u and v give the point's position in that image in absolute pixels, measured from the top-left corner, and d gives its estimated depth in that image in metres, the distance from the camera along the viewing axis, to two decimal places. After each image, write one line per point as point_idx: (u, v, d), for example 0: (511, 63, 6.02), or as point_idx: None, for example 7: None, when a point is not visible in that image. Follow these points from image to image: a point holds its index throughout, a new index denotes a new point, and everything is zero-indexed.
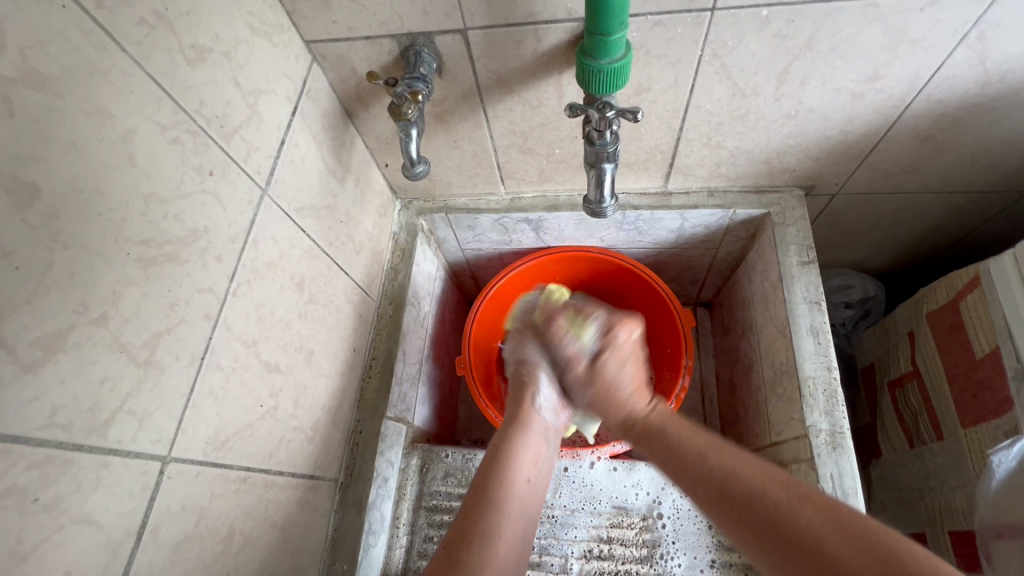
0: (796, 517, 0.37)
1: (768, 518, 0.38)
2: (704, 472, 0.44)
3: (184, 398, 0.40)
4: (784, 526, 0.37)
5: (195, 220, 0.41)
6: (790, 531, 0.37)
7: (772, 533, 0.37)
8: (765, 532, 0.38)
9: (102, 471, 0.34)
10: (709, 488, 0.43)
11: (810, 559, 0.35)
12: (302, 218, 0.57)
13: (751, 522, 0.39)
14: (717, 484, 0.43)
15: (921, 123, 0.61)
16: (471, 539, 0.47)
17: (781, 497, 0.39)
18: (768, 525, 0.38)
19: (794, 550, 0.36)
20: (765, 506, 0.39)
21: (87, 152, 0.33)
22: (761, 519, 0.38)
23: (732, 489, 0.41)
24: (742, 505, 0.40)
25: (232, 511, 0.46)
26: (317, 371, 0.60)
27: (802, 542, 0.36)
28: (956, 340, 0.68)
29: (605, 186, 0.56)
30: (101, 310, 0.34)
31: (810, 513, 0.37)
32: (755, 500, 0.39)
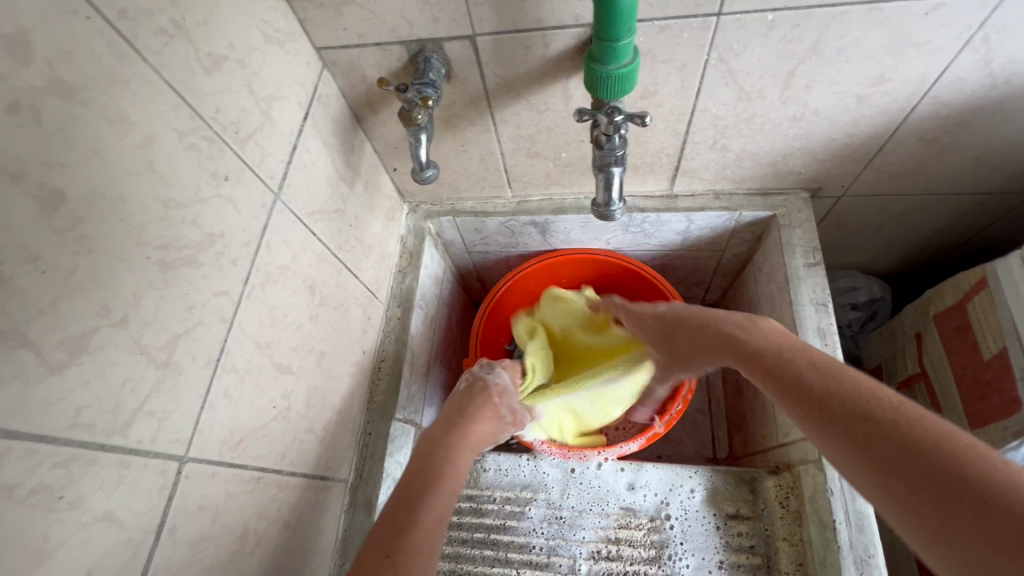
0: (911, 432, 0.30)
1: (866, 421, 0.32)
2: (799, 376, 0.37)
3: (200, 399, 0.41)
4: (889, 431, 0.31)
5: (211, 224, 0.42)
6: (900, 444, 0.30)
7: (867, 441, 0.31)
8: (861, 436, 0.32)
9: (123, 470, 0.35)
10: (806, 397, 0.36)
11: (920, 475, 0.28)
12: (313, 222, 0.58)
13: (847, 428, 0.32)
14: (814, 391, 0.36)
15: (927, 125, 0.62)
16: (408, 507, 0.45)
17: (904, 414, 0.31)
18: (868, 429, 0.31)
19: (897, 457, 0.30)
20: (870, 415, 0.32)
21: (110, 159, 0.34)
22: (858, 419, 0.32)
23: (835, 397, 0.34)
24: (845, 414, 0.33)
25: (246, 511, 0.47)
26: (328, 373, 0.61)
27: (911, 454, 0.29)
28: (964, 341, 0.68)
29: (613, 190, 0.57)
30: (122, 313, 0.35)
31: (926, 429, 0.30)
32: (862, 411, 0.32)
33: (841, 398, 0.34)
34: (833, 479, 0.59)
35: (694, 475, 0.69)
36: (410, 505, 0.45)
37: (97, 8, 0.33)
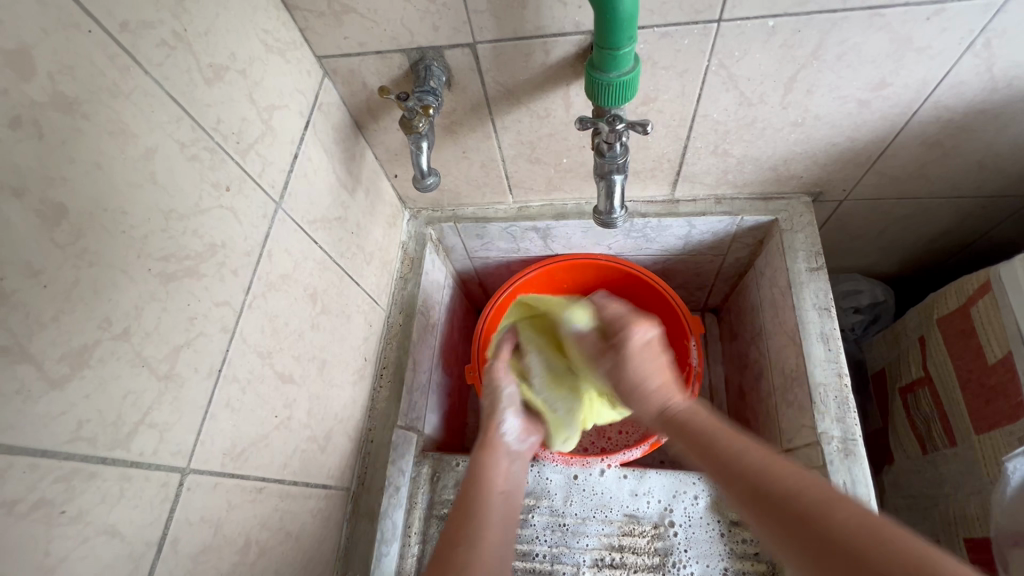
0: (844, 520, 0.32)
1: (800, 509, 0.34)
2: (730, 464, 0.40)
3: (202, 410, 0.41)
4: (813, 521, 0.33)
5: (212, 235, 0.42)
6: (832, 533, 0.32)
7: (795, 531, 0.33)
8: (792, 530, 0.34)
9: (125, 483, 0.35)
10: (740, 483, 0.38)
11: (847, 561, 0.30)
12: (315, 230, 0.58)
13: (778, 519, 0.35)
14: (742, 476, 0.38)
15: (929, 129, 0.62)
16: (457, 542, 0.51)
17: (837, 504, 0.33)
18: (797, 517, 0.34)
19: (824, 548, 0.32)
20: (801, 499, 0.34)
21: (111, 171, 0.34)
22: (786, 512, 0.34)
23: (769, 482, 0.37)
24: (773, 504, 0.35)
25: (248, 521, 0.47)
26: (330, 382, 0.61)
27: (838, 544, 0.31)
28: (968, 345, 0.68)
29: (614, 197, 0.57)
30: (123, 325, 0.34)
31: (860, 524, 0.31)
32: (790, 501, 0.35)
33: (776, 482, 0.36)
34: (838, 486, 0.59)
35: (698, 482, 0.68)
36: (470, 513, 0.55)
37: (98, 21, 0.33)
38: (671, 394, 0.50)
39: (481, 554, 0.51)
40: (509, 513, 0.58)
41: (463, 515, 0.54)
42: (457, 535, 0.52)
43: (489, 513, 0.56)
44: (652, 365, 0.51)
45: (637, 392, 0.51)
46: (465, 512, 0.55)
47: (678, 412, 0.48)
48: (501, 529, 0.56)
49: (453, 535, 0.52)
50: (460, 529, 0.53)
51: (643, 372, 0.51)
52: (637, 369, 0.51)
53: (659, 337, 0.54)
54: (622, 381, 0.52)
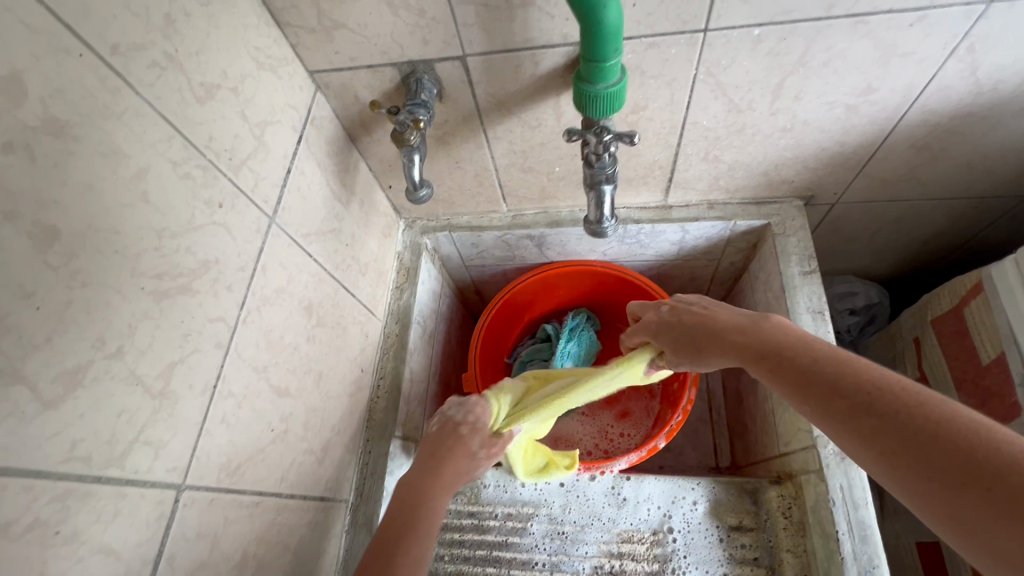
0: (918, 409, 0.32)
1: (875, 403, 0.33)
2: (799, 366, 0.39)
3: (198, 426, 0.41)
4: (887, 413, 0.32)
5: (206, 251, 0.43)
6: (905, 423, 0.31)
7: (864, 422, 0.33)
8: (864, 424, 0.33)
9: (120, 501, 0.35)
10: (818, 386, 0.37)
11: (917, 451, 0.30)
12: (309, 243, 0.58)
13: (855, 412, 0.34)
14: (813, 375, 0.37)
15: (917, 132, 0.62)
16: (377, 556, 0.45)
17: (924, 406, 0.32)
18: (864, 410, 0.33)
19: (902, 439, 0.31)
20: (875, 396, 0.33)
21: (103, 192, 0.34)
22: (857, 409, 0.34)
23: (844, 379, 0.36)
24: (847, 398, 0.35)
25: (245, 536, 0.47)
26: (326, 394, 0.61)
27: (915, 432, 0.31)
28: (962, 346, 0.68)
29: (604, 207, 0.57)
30: (117, 344, 0.35)
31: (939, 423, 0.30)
32: (864, 392, 0.34)
33: (838, 383, 0.36)
34: (835, 489, 0.59)
35: (696, 487, 0.68)
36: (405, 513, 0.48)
37: (89, 45, 0.34)
38: (719, 314, 0.48)
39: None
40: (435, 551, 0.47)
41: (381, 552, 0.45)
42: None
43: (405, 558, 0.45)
44: (692, 312, 0.51)
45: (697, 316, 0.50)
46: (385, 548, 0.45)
47: (719, 326, 0.47)
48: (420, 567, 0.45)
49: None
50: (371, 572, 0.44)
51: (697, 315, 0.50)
52: (677, 320, 0.52)
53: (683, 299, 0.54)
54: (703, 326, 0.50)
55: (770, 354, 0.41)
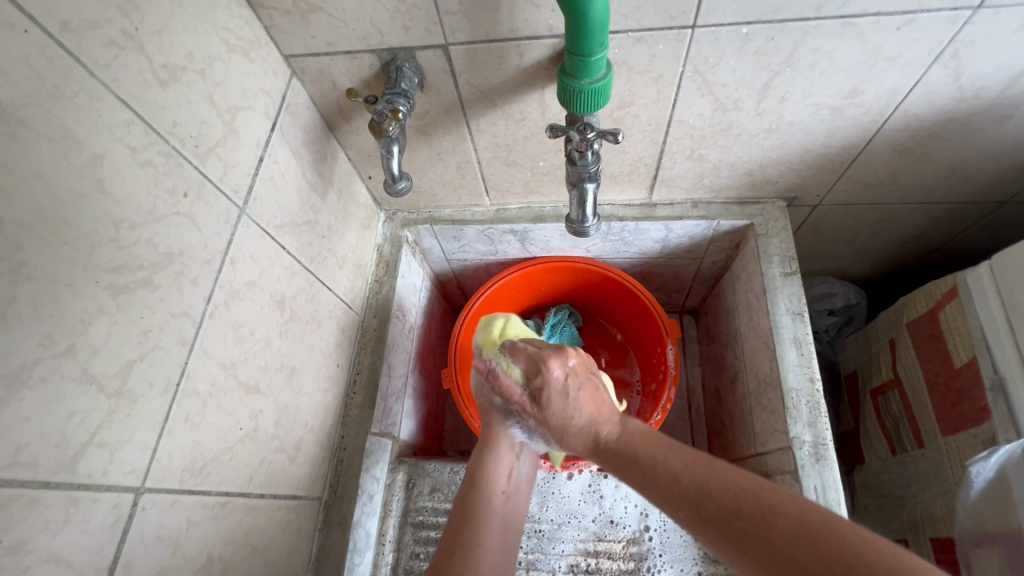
0: (740, 493, 0.33)
1: (699, 499, 0.35)
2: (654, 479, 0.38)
3: (158, 426, 0.39)
4: (712, 501, 0.34)
5: (168, 243, 0.40)
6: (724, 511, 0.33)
7: (703, 524, 0.34)
8: (721, 537, 0.33)
9: (70, 507, 0.33)
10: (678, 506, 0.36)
11: (740, 538, 0.32)
12: (282, 235, 0.56)
13: (687, 507, 0.35)
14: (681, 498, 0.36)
15: (899, 137, 0.62)
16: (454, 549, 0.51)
17: (771, 508, 0.32)
18: (703, 506, 0.34)
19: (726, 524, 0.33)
20: (710, 496, 0.34)
21: (52, 179, 0.32)
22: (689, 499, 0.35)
23: (691, 494, 0.35)
24: (676, 477, 0.37)
25: (210, 538, 0.45)
26: (300, 390, 0.59)
27: (737, 521, 0.32)
28: (936, 349, 0.69)
29: (587, 206, 0.56)
30: (68, 342, 0.33)
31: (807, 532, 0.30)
32: (683, 473, 0.36)
33: (667, 471, 0.37)
34: (809, 490, 0.59)
35: None
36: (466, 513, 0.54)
37: (36, 20, 0.31)
38: (602, 420, 0.47)
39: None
40: (510, 518, 0.56)
41: (462, 519, 0.54)
42: (450, 558, 0.50)
43: (488, 522, 0.54)
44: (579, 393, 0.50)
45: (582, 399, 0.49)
46: (462, 518, 0.54)
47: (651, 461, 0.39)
48: (502, 531, 0.55)
49: (444, 559, 0.50)
50: (458, 538, 0.52)
51: (572, 408, 0.49)
52: (568, 411, 0.49)
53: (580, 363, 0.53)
54: (557, 422, 0.50)
55: (620, 454, 0.43)
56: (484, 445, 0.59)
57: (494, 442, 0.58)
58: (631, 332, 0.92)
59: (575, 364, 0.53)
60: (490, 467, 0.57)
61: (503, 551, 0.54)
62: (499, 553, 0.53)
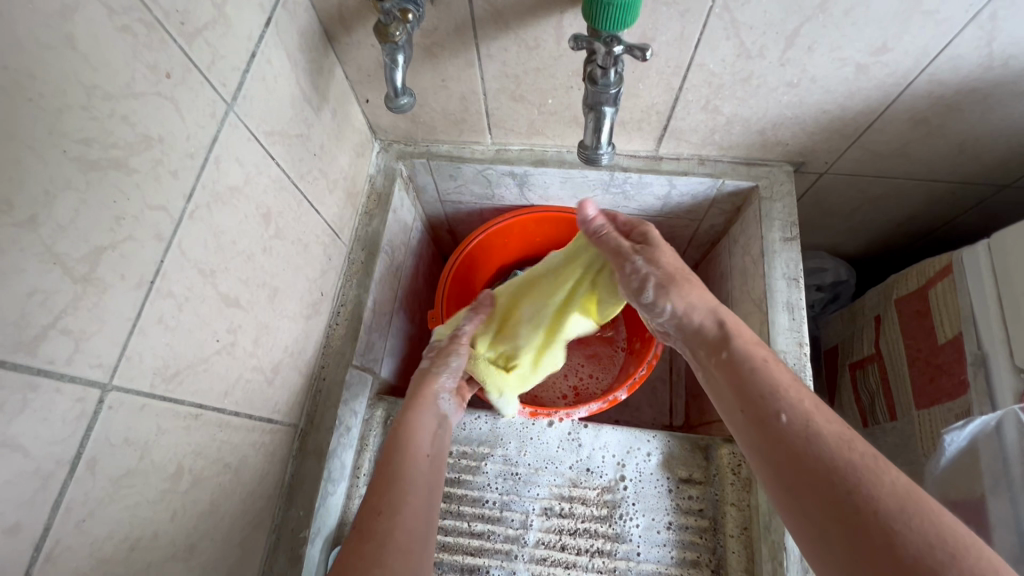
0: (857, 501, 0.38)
1: (824, 487, 0.40)
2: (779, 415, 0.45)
3: (128, 323, 0.37)
4: (862, 489, 0.39)
5: (147, 125, 0.37)
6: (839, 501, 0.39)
7: (808, 462, 0.42)
8: (819, 477, 0.41)
9: (29, 392, 0.30)
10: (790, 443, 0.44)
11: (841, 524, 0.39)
12: (271, 143, 0.52)
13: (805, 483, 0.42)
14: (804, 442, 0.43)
15: (919, 104, 0.61)
16: (379, 512, 0.49)
17: (879, 475, 0.39)
18: (818, 457, 0.42)
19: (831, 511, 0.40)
20: (829, 454, 0.41)
21: (14, 23, 0.28)
22: (811, 480, 0.41)
23: (807, 428, 0.43)
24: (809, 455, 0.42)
25: (181, 448, 0.43)
26: (281, 312, 0.57)
27: (846, 512, 0.39)
28: (922, 325, 0.70)
29: (602, 132, 0.54)
30: (30, 213, 0.29)
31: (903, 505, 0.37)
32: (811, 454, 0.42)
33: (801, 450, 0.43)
34: None
35: (652, 439, 0.68)
36: (387, 474, 0.52)
37: None
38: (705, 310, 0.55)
39: (393, 540, 0.47)
40: (435, 477, 0.55)
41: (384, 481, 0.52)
42: (377, 519, 0.48)
43: (411, 477, 0.53)
44: (682, 288, 0.55)
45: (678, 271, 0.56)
46: (387, 479, 0.52)
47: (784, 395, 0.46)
48: (427, 488, 0.54)
49: (371, 520, 0.48)
50: (383, 496, 0.50)
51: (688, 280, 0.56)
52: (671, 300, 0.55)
53: (671, 263, 0.56)
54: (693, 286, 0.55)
55: (746, 419, 0.48)
56: (414, 410, 0.59)
57: (419, 408, 0.59)
58: None
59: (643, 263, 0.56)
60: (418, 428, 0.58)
61: (428, 509, 0.52)
62: (426, 508, 0.51)
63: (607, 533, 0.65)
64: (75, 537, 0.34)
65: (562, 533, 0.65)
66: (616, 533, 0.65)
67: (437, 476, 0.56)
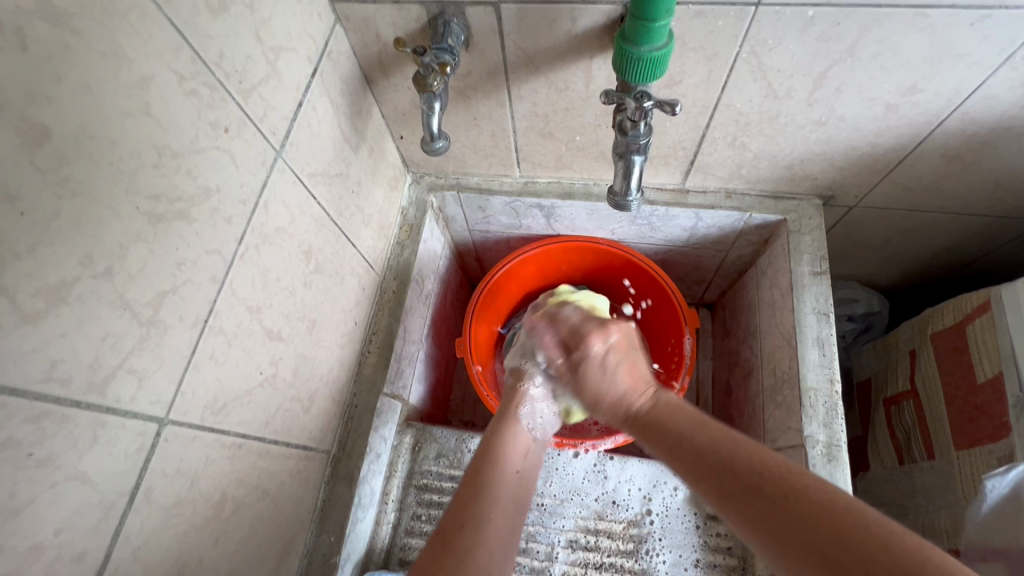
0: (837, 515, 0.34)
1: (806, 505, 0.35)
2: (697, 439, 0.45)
3: (184, 360, 0.39)
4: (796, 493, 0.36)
5: (207, 177, 0.40)
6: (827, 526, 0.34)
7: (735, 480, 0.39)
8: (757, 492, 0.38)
9: (98, 429, 0.33)
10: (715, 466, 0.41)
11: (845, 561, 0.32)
12: (314, 184, 0.55)
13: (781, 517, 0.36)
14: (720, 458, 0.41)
15: (952, 142, 0.60)
16: (463, 523, 0.47)
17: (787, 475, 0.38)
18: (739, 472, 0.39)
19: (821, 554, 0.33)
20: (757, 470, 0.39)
21: (101, 96, 0.31)
22: (757, 489, 0.38)
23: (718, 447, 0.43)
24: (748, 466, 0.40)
25: (225, 477, 0.46)
26: (318, 343, 0.59)
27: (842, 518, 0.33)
28: (959, 362, 0.68)
29: (632, 179, 0.55)
30: (106, 264, 0.32)
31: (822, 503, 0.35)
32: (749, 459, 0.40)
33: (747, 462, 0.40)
34: None
35: None
36: (479, 484, 0.51)
37: None
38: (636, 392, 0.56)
39: (476, 560, 0.45)
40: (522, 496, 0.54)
41: (470, 491, 0.50)
42: (462, 529, 0.47)
43: (499, 491, 0.51)
44: (621, 368, 0.59)
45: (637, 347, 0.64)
46: (474, 490, 0.50)
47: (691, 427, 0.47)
48: (512, 509, 0.51)
49: (455, 532, 0.46)
50: (470, 507, 0.49)
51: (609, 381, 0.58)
52: (603, 386, 0.59)
53: (619, 342, 0.63)
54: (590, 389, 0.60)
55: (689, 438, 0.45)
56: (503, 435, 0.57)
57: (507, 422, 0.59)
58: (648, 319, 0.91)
59: (614, 343, 0.62)
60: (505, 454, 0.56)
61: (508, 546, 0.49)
62: (508, 533, 0.48)
63: (633, 568, 0.64)
64: (131, 563, 0.37)
65: (587, 567, 0.65)
66: (642, 568, 0.64)
67: (523, 499, 0.54)
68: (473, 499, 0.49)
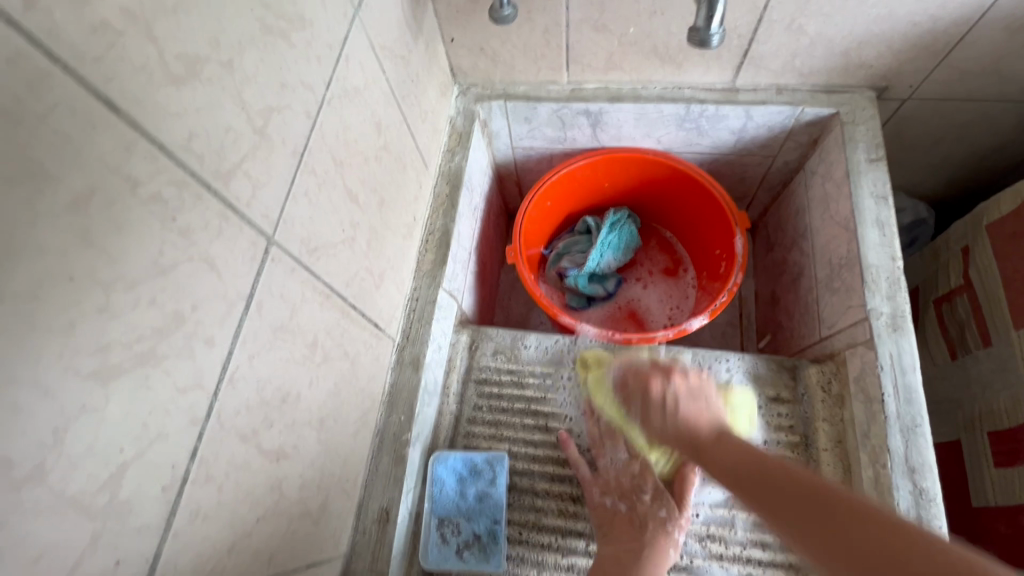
0: (860, 503, 0.37)
1: (834, 501, 0.38)
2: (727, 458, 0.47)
3: (286, 185, 0.40)
4: (818, 500, 0.39)
5: (302, 8, 0.41)
6: (881, 526, 0.35)
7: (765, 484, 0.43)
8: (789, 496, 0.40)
9: (223, 220, 0.34)
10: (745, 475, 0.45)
11: (847, 526, 0.36)
12: (383, 58, 0.56)
13: (814, 512, 0.38)
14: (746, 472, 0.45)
15: (1017, 10, 0.60)
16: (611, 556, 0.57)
17: (816, 484, 0.40)
18: (768, 481, 0.43)
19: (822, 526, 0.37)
20: (785, 480, 0.42)
21: None
22: (787, 486, 0.41)
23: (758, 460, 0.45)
24: (769, 476, 0.43)
25: (317, 322, 0.47)
26: (386, 222, 0.60)
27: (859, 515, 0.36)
28: (1018, 246, 0.68)
29: (715, 11, 0.53)
30: (229, 56, 0.33)
31: (843, 499, 0.38)
32: (781, 476, 0.42)
33: (772, 468, 0.43)
34: (884, 357, 0.59)
35: (741, 360, 0.68)
36: (620, 528, 0.59)
37: None
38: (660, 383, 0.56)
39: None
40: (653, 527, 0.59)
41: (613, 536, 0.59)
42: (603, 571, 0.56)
43: (639, 526, 0.59)
44: (688, 412, 0.53)
45: (659, 372, 0.57)
46: (610, 528, 0.59)
47: (721, 441, 0.49)
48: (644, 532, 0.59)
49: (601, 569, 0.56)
50: (611, 538, 0.59)
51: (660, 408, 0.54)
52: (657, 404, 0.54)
53: (685, 382, 0.55)
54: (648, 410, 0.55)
55: (720, 456, 0.48)
56: (623, 526, 0.59)
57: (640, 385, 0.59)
58: (694, 230, 0.91)
59: (678, 387, 0.55)
60: (631, 542, 0.58)
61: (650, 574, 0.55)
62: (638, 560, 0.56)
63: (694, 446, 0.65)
64: (247, 370, 0.38)
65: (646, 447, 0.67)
66: None
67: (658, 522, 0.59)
68: (612, 534, 0.59)
